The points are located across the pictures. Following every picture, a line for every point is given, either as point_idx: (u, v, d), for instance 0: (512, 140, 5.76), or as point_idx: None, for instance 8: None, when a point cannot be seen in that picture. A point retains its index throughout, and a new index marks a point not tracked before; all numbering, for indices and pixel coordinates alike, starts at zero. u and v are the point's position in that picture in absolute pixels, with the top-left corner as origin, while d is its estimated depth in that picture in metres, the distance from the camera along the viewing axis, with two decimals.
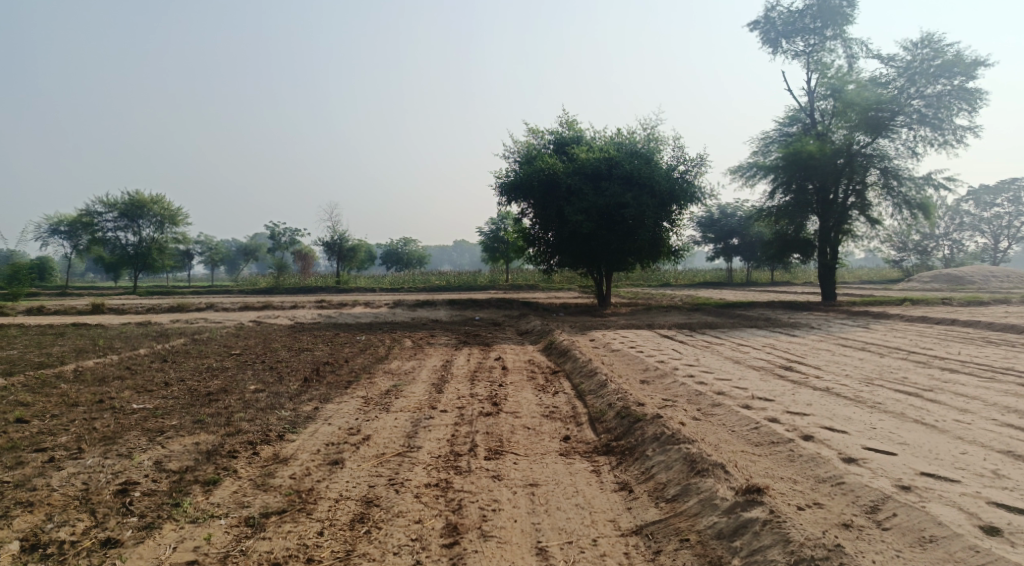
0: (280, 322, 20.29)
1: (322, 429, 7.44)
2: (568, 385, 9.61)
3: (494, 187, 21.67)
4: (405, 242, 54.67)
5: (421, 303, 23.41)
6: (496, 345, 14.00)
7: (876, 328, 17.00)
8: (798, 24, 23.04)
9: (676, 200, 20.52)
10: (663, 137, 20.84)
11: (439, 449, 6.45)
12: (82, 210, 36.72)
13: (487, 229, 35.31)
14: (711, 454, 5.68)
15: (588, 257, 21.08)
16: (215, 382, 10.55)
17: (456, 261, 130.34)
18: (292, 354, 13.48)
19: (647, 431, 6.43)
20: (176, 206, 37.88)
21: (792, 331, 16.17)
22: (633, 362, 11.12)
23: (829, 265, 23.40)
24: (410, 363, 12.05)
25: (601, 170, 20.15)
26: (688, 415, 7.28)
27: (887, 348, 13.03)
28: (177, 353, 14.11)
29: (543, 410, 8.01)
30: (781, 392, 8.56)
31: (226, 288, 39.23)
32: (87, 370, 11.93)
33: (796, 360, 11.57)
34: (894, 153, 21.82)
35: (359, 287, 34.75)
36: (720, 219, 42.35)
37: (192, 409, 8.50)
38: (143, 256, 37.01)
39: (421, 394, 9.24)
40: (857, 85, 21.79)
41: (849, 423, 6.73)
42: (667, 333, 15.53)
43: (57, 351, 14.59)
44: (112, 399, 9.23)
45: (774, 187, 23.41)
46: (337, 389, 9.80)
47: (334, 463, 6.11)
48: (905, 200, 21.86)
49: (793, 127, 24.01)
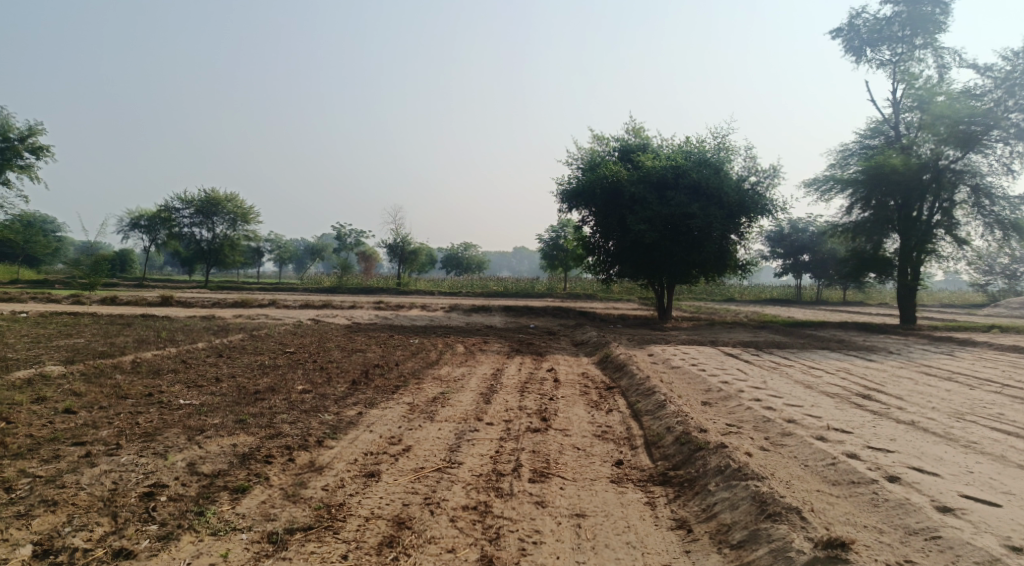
0: (338, 321, 20.28)
1: (363, 436, 7.13)
2: (623, 403, 9.07)
3: (557, 193, 21.23)
4: (466, 247, 54.71)
5: (478, 309, 23.14)
6: (550, 355, 13.52)
7: (961, 356, 15.83)
8: (885, 32, 21.83)
9: (746, 212, 19.65)
10: (733, 147, 20.00)
11: (481, 467, 6.02)
12: (160, 206, 37.95)
13: (548, 236, 34.90)
14: (785, 494, 5.14)
15: (650, 268, 20.41)
16: (264, 380, 10.40)
17: (516, 268, 130.27)
18: (344, 354, 13.31)
19: (710, 461, 5.87)
20: (248, 205, 38.79)
21: (869, 355, 15.17)
22: (695, 382, 10.50)
23: (910, 286, 22.02)
24: (461, 370, 11.71)
25: (667, 179, 19.48)
26: (755, 445, 6.68)
27: (976, 380, 11.98)
28: (233, 348, 14.14)
29: (595, 429, 7.50)
30: (859, 423, 7.86)
31: (291, 286, 39.92)
32: (144, 361, 12.00)
33: (874, 388, 10.72)
34: (986, 169, 20.39)
35: (419, 290, 34.75)
36: (791, 234, 40.73)
37: (236, 407, 8.32)
38: (216, 252, 38.01)
39: (468, 404, 8.85)
40: (946, 97, 20.47)
41: (940, 466, 6.06)
42: (731, 351, 14.75)
43: (120, 341, 14.83)
44: (161, 393, 9.16)
45: (852, 201, 22.19)
46: (383, 394, 9.51)
47: (370, 476, 5.76)
48: (997, 220, 20.37)
49: (875, 140, 22.72)
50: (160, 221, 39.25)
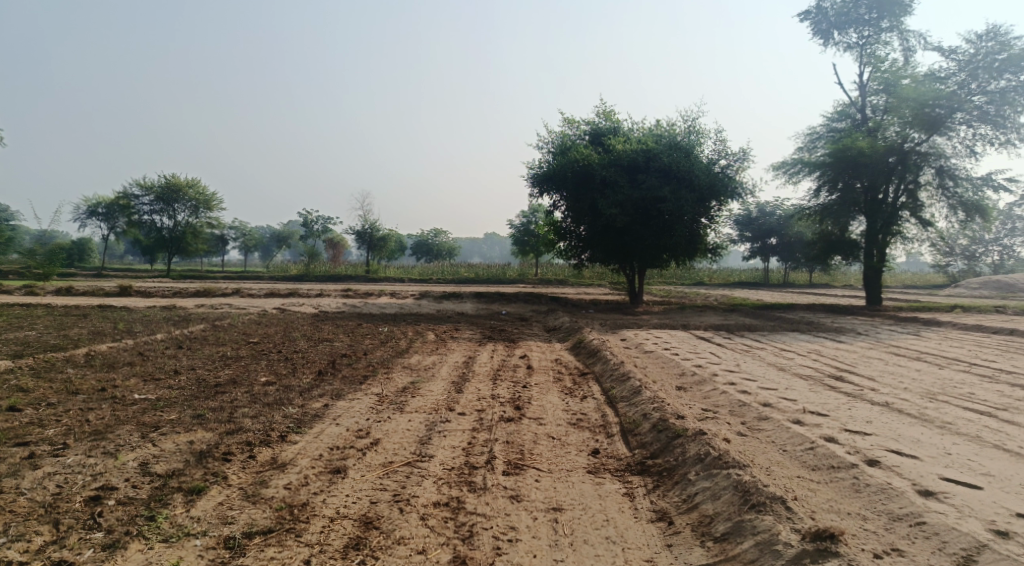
0: (305, 310, 19.84)
1: (329, 430, 6.84)
2: (598, 389, 8.89)
3: (527, 178, 20.97)
4: (436, 233, 54.18)
5: (448, 295, 22.86)
6: (522, 341, 13.31)
7: (928, 336, 15.99)
8: (852, 15, 21.86)
9: (716, 196, 19.59)
10: (703, 130, 19.91)
11: (453, 460, 5.77)
12: (119, 193, 36.81)
13: (518, 222, 34.64)
14: (768, 483, 4.99)
15: (621, 253, 20.29)
16: (226, 372, 10.02)
17: (485, 254, 129.76)
18: (310, 344, 12.94)
19: (689, 450, 5.70)
20: (211, 192, 37.82)
21: (839, 337, 15.23)
22: (668, 367, 10.37)
23: (876, 268, 22.23)
24: (432, 358, 11.44)
25: (638, 162, 19.33)
26: (732, 430, 6.54)
27: (946, 360, 12.03)
28: (195, 339, 13.67)
29: (570, 417, 7.31)
30: (835, 406, 7.78)
31: (257, 274, 39.14)
32: (99, 354, 11.52)
33: (846, 369, 10.69)
34: (951, 151, 20.57)
35: (388, 278, 34.29)
36: (759, 217, 41.00)
37: (196, 401, 7.96)
38: (178, 240, 37.04)
39: (439, 393, 8.60)
40: (912, 80, 20.59)
41: (919, 449, 5.97)
42: (703, 334, 14.67)
43: (75, 334, 14.26)
44: (115, 388, 8.74)
45: (820, 184, 22.27)
46: (351, 384, 9.21)
47: (335, 472, 5.49)
48: (961, 202, 20.60)
49: (842, 123, 22.82)
50: (120, 209, 38.14)
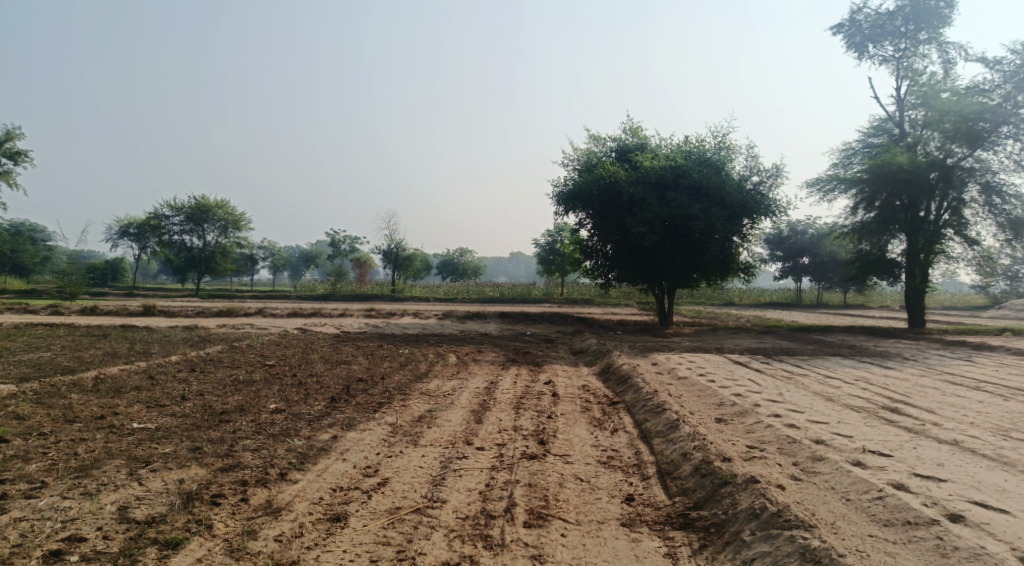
0: (326, 330, 19.33)
1: (334, 466, 6.21)
2: (629, 422, 8.14)
3: (552, 196, 20.37)
4: (461, 252, 53.74)
5: (472, 315, 22.22)
6: (547, 365, 12.62)
7: (980, 361, 15.03)
8: (887, 27, 21.03)
9: (749, 213, 18.78)
10: (735, 145, 19.12)
11: (467, 506, 5.16)
12: (150, 213, 36.94)
13: (543, 241, 34.07)
14: (836, 552, 4.35)
15: (650, 272, 19.51)
16: (234, 398, 9.44)
17: (511, 274, 129.16)
18: (326, 367, 12.36)
19: (739, 502, 5.05)
20: (240, 211, 37.76)
21: (885, 362, 14.32)
22: (705, 395, 9.60)
23: (918, 289, 21.09)
24: (451, 383, 10.80)
25: (667, 179, 18.63)
26: (785, 474, 5.82)
27: (1007, 389, 11.09)
28: (208, 362, 13.15)
29: (600, 454, 6.60)
30: (897, 443, 7.00)
31: (283, 293, 39.03)
32: (107, 378, 11.05)
33: (901, 400, 9.82)
34: (998, 166, 19.49)
35: (414, 297, 33.76)
36: (790, 237, 39.87)
37: (196, 432, 7.38)
38: (207, 260, 37.03)
39: (457, 424, 7.94)
40: (952, 93, 19.65)
41: (1006, 501, 5.22)
42: (739, 358, 13.84)
43: (89, 355, 13.85)
44: (116, 416, 8.21)
45: (857, 202, 21.31)
46: (364, 413, 8.59)
47: (334, 520, 4.92)
48: (1008, 220, 19.48)
49: (879, 138, 21.82)
50: (151, 229, 38.34)
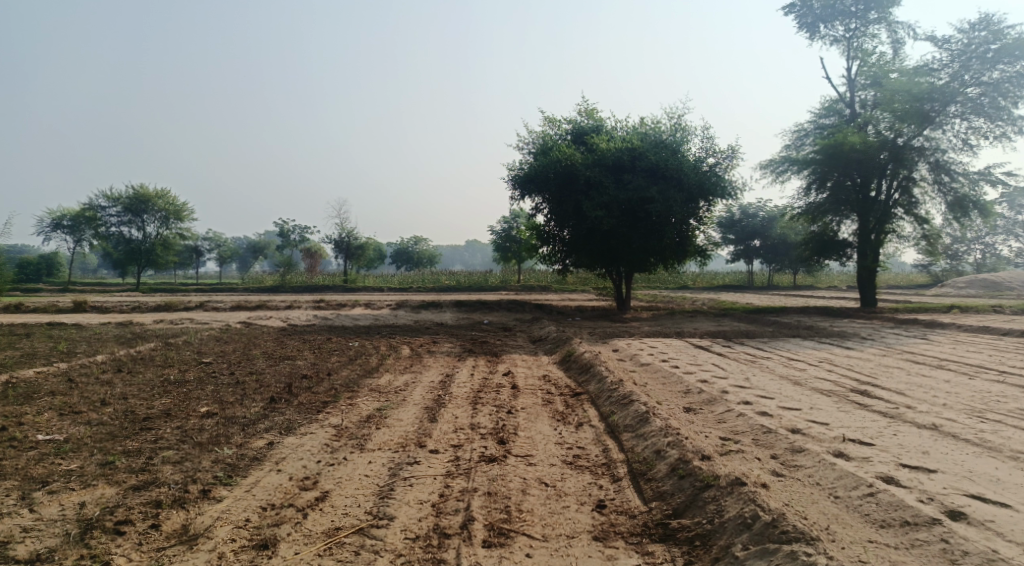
0: (271, 323, 18.38)
1: (267, 479, 5.48)
2: (595, 415, 7.57)
3: (506, 180, 19.74)
4: (415, 240, 52.61)
5: (426, 304, 21.47)
6: (506, 355, 12.00)
7: (936, 339, 15.01)
8: (837, 7, 20.87)
9: (705, 195, 18.43)
10: (690, 126, 18.74)
11: (417, 523, 4.62)
12: (85, 204, 35.00)
13: (499, 227, 33.44)
14: None
15: (607, 257, 19.03)
16: (160, 402, 8.58)
17: (466, 262, 128.40)
18: (269, 364, 11.52)
19: (726, 510, 4.63)
20: (182, 201, 36.09)
21: (845, 343, 14.12)
22: (671, 383, 9.10)
23: (870, 269, 21.13)
24: (404, 377, 10.11)
25: (623, 161, 18.16)
26: (767, 470, 5.34)
27: (971, 368, 10.90)
28: (139, 360, 12.16)
29: (565, 453, 6.02)
30: (878, 430, 6.59)
31: (230, 286, 37.55)
32: (22, 382, 10.04)
33: (870, 382, 9.49)
34: (946, 145, 19.49)
35: (367, 287, 32.70)
36: (742, 219, 40.06)
37: (110, 444, 6.54)
38: (147, 252, 35.28)
39: (409, 424, 7.27)
40: (900, 73, 19.60)
41: (1005, 494, 4.80)
42: (701, 343, 13.43)
43: (7, 356, 12.72)
44: (20, 426, 7.29)
45: (809, 182, 21.18)
46: (307, 414, 7.85)
47: (261, 549, 4.34)
48: (956, 198, 19.54)
49: (830, 119, 21.59)
50: (86, 221, 36.34)
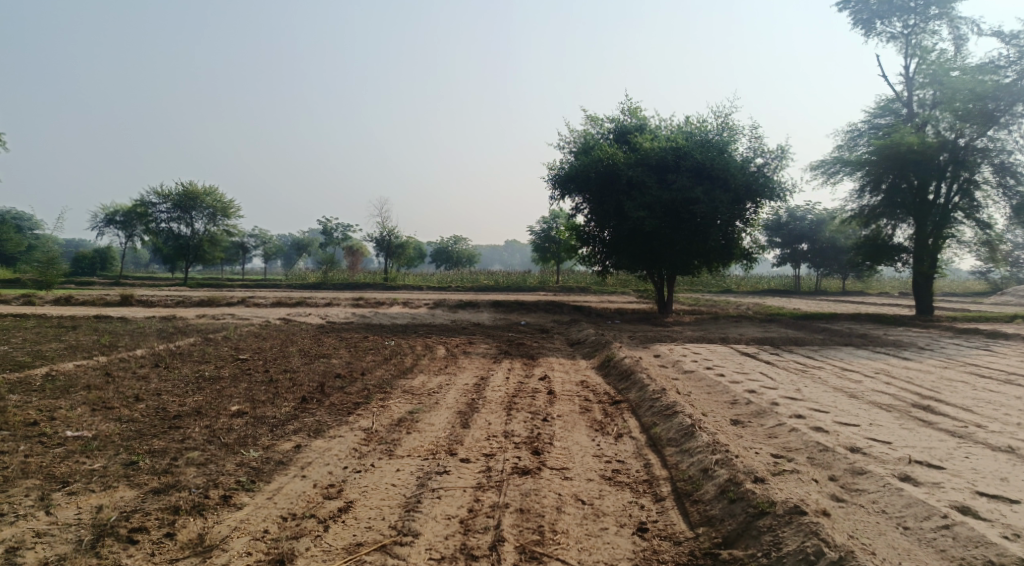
0: (310, 320, 18.30)
1: (291, 485, 5.24)
2: (635, 425, 7.19)
3: (547, 180, 19.38)
4: (455, 240, 52.51)
5: (464, 304, 21.20)
6: (543, 358, 11.65)
7: (1000, 350, 14.20)
8: (896, 3, 19.97)
9: (752, 196, 17.79)
10: (738, 126, 18.10)
11: (443, 543, 4.44)
12: (137, 200, 35.71)
13: (539, 227, 33.06)
14: None
15: (649, 258, 18.53)
16: (192, 399, 8.45)
17: (506, 262, 128.41)
18: (303, 362, 11.37)
19: (784, 542, 4.36)
20: (229, 198, 36.56)
21: (901, 353, 13.43)
22: (716, 393, 8.65)
23: (926, 275, 20.15)
24: (438, 379, 9.84)
25: (667, 161, 17.63)
26: (826, 493, 4.93)
27: None
28: (177, 355, 12.13)
29: (604, 467, 5.65)
30: (947, 451, 6.10)
31: (274, 282, 37.92)
32: (60, 375, 10.03)
33: (932, 397, 8.85)
34: (1012, 146, 18.47)
35: (406, 286, 32.66)
36: (789, 222, 38.95)
37: (136, 442, 6.39)
38: (195, 248, 35.82)
39: (440, 429, 6.98)
40: (962, 72, 18.63)
41: None
42: (746, 349, 12.87)
43: (50, 349, 12.81)
44: (51, 421, 7.20)
45: (862, 184, 20.31)
46: (337, 416, 7.62)
47: None
48: (1021, 202, 18.48)
49: (885, 119, 20.67)
50: (137, 217, 37.04)
